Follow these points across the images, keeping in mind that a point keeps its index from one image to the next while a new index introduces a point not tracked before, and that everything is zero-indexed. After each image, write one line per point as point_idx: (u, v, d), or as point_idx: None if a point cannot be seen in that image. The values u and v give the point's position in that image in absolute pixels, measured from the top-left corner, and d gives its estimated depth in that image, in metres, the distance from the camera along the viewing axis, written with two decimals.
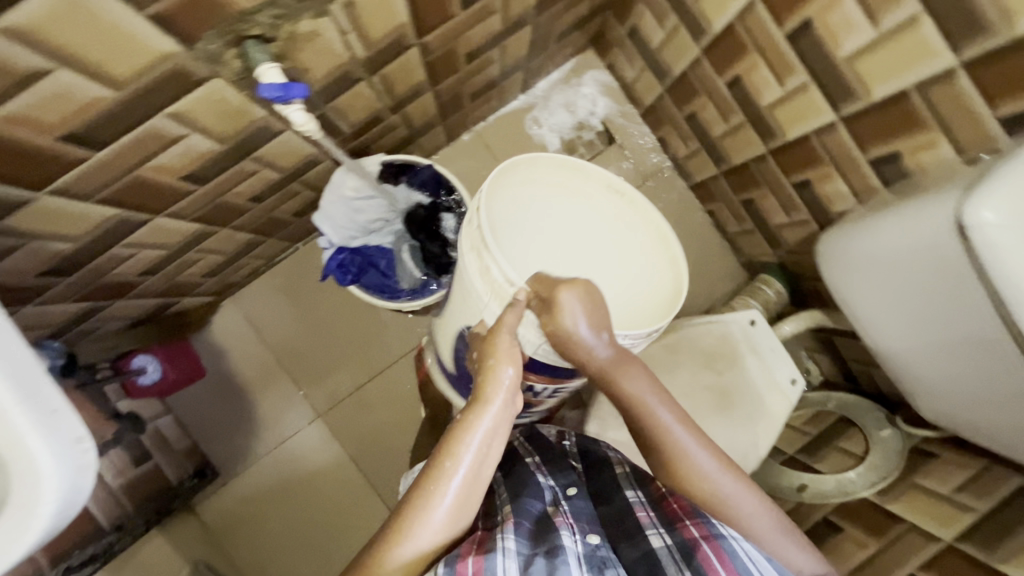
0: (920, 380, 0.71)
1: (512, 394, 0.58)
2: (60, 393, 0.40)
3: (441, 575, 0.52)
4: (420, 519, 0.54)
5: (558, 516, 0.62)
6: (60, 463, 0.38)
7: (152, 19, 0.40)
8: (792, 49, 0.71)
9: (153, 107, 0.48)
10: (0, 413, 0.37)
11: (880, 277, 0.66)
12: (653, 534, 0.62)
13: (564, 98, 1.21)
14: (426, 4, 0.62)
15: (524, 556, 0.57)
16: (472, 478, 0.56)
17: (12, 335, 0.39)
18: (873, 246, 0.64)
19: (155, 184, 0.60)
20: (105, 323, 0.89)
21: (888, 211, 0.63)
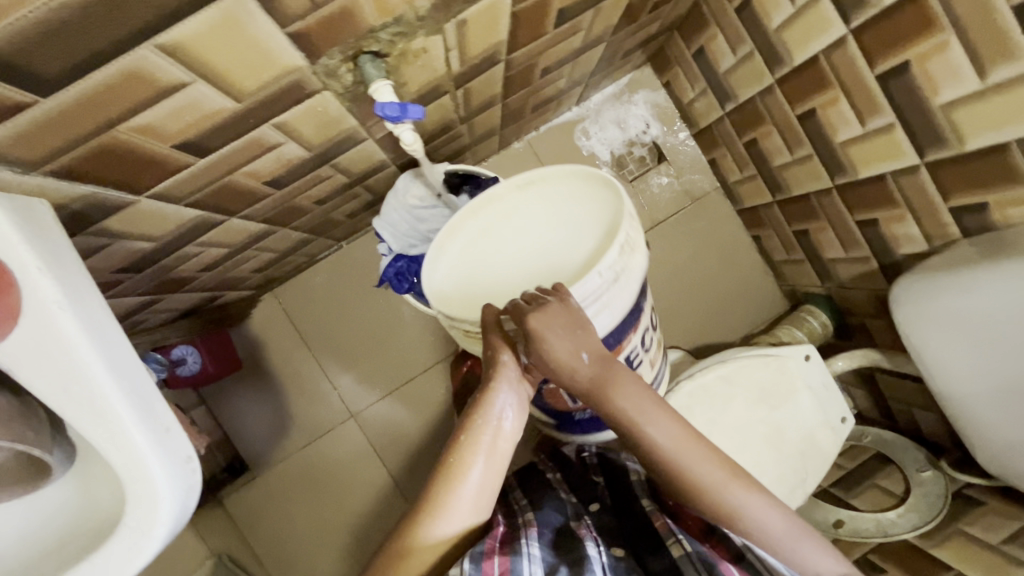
0: (988, 433, 0.72)
1: (514, 389, 0.64)
2: (170, 411, 0.41)
3: (467, 571, 0.55)
4: (435, 516, 0.57)
5: (582, 529, 0.67)
6: (175, 486, 0.39)
7: (291, 36, 0.39)
8: (881, 89, 0.70)
9: (263, 117, 0.47)
10: (119, 435, 0.37)
11: (965, 329, 0.65)
12: (674, 543, 0.63)
13: (614, 115, 1.19)
14: (525, 23, 0.61)
15: (548, 562, 0.61)
16: (487, 470, 0.60)
17: (133, 359, 0.39)
18: (963, 300, 0.64)
19: (241, 188, 0.59)
20: (154, 316, 0.87)
21: (978, 267, 0.63)
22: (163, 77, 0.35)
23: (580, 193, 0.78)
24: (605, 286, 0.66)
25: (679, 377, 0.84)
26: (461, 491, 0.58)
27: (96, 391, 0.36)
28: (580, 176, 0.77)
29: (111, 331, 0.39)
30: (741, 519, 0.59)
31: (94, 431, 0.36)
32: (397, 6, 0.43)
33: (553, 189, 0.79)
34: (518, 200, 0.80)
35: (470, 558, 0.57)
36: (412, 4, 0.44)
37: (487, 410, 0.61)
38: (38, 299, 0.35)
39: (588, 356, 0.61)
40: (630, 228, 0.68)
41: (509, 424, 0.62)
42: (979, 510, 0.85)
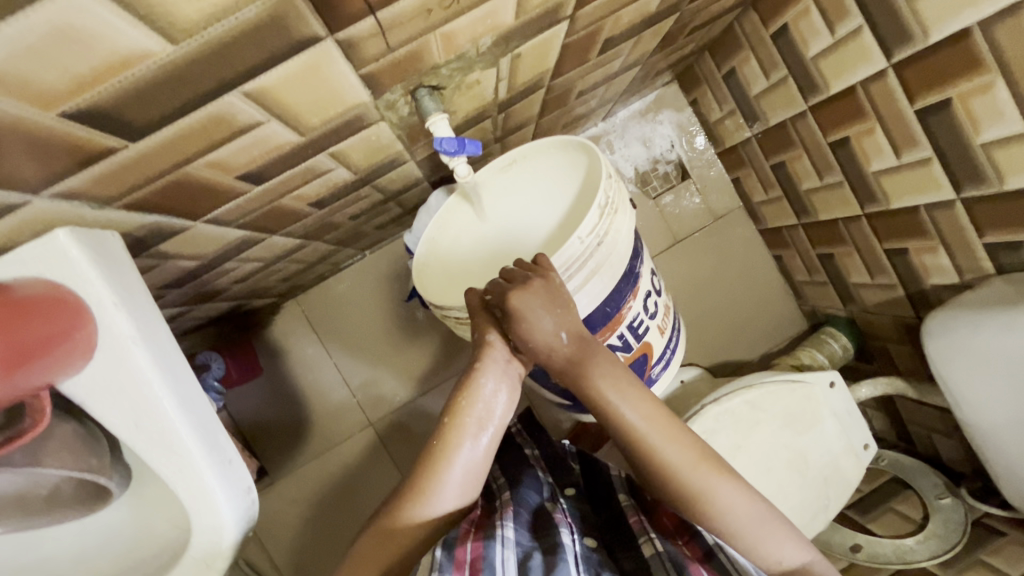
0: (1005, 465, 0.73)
1: (503, 376, 0.62)
2: (233, 444, 0.46)
3: (440, 556, 0.53)
4: (420, 500, 0.56)
5: (557, 512, 0.64)
6: (234, 510, 0.44)
7: (362, 77, 0.39)
8: (920, 124, 0.70)
9: (320, 148, 0.48)
10: (187, 462, 0.42)
11: (1006, 369, 0.65)
12: (646, 542, 0.61)
13: (639, 133, 1.18)
14: (572, 53, 0.61)
15: (522, 546, 0.57)
16: (476, 459, 0.58)
17: (200, 393, 0.45)
18: (1006, 340, 0.64)
19: (286, 209, 0.59)
20: (184, 323, 0.87)
21: (1017, 307, 0.63)
22: (241, 118, 0.36)
23: (562, 164, 0.78)
24: (590, 251, 0.67)
25: (703, 400, 0.83)
26: (447, 474, 0.57)
27: (163, 416, 0.41)
28: (558, 147, 0.77)
29: (177, 363, 0.43)
30: (706, 506, 0.58)
31: (167, 463, 0.41)
32: (463, 44, 0.43)
33: (536, 166, 0.79)
34: (503, 183, 0.80)
35: (443, 545, 0.55)
36: (476, 43, 0.44)
37: (475, 393, 0.60)
38: (114, 334, 0.39)
39: (567, 335, 0.62)
40: (608, 190, 0.68)
41: (498, 406, 0.61)
42: (999, 541, 0.86)
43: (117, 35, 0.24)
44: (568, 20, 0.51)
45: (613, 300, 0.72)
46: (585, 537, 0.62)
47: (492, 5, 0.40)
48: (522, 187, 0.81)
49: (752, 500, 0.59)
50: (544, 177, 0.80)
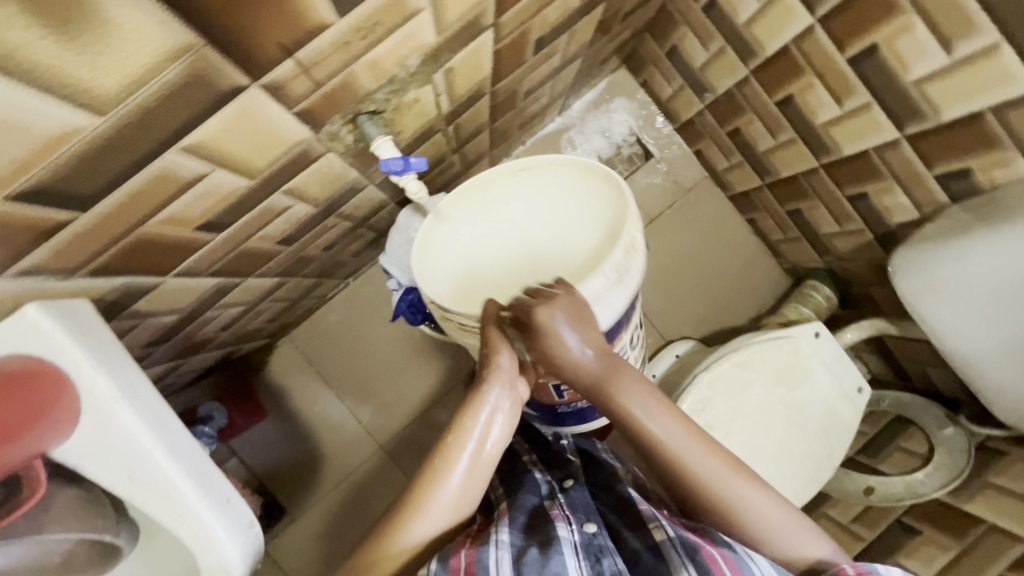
0: (998, 393, 0.75)
1: (510, 383, 0.63)
2: (229, 482, 0.47)
3: (435, 569, 0.55)
4: (418, 512, 0.57)
5: (555, 510, 0.67)
6: (239, 547, 0.45)
7: (297, 114, 0.41)
8: (854, 72, 0.72)
9: (274, 187, 0.50)
10: (187, 507, 0.43)
11: (974, 294, 0.67)
12: (658, 527, 0.63)
13: (597, 124, 1.22)
14: (507, 57, 0.63)
15: (515, 545, 0.60)
16: (472, 469, 0.60)
17: (189, 439, 0.46)
18: (968, 264, 0.66)
19: (256, 251, 0.61)
20: (179, 378, 0.89)
21: (974, 232, 0.65)
22: (185, 173, 0.37)
23: (573, 182, 0.77)
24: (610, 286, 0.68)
25: (695, 371, 0.84)
26: (446, 484, 0.58)
27: (155, 466, 0.42)
28: (579, 167, 0.75)
29: (162, 412, 0.45)
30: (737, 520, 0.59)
31: (162, 510, 0.43)
32: (391, 67, 0.45)
33: (545, 176, 0.78)
34: (501, 183, 0.78)
35: (440, 556, 0.56)
36: (404, 64, 0.46)
37: (480, 400, 0.61)
38: (95, 398, 0.41)
39: (593, 353, 0.61)
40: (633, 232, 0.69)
41: (502, 412, 0.62)
42: (1003, 460, 0.87)
43: (44, 117, 0.26)
44: (492, 28, 0.53)
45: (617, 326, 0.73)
46: (585, 524, 0.66)
47: (410, 26, 0.41)
48: (518, 190, 0.79)
49: (778, 505, 0.60)
50: (548, 188, 0.79)
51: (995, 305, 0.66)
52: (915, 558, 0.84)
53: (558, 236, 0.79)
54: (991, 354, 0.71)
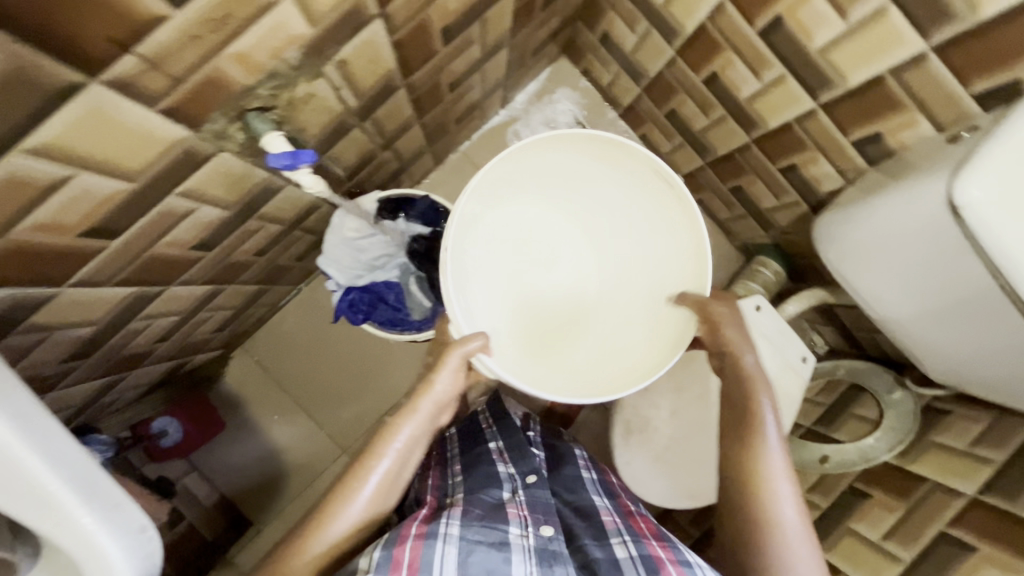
0: (930, 346, 0.75)
1: (437, 410, 0.65)
2: (119, 486, 0.41)
3: (378, 556, 0.56)
4: (342, 500, 0.59)
5: (512, 506, 0.67)
6: (131, 557, 0.41)
7: (161, 113, 0.41)
8: (765, 44, 0.73)
9: (165, 190, 0.49)
10: (65, 517, 0.38)
11: (884, 258, 0.67)
12: (618, 544, 0.66)
13: (541, 115, 1.22)
14: (412, 48, 0.63)
15: (466, 542, 0.59)
16: (393, 480, 0.62)
17: (67, 437, 0.39)
18: (872, 228, 0.65)
19: (168, 258, 0.60)
20: (122, 394, 0.88)
21: (876, 196, 0.64)
22: (42, 177, 0.37)
23: (676, 223, 0.69)
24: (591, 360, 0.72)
25: None
26: (368, 477, 0.60)
27: (27, 474, 0.36)
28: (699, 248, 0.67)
29: (38, 415, 0.37)
30: (776, 533, 0.58)
31: (39, 518, 0.38)
32: (265, 62, 0.44)
33: (677, 209, 0.67)
34: (589, 155, 0.68)
35: (383, 545, 0.57)
36: (281, 58, 0.46)
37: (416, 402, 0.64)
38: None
39: (752, 363, 0.66)
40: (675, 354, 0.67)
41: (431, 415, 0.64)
42: (947, 419, 0.89)
43: None
44: (381, 18, 0.52)
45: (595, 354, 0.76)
46: (542, 527, 0.66)
47: (272, 18, 0.41)
48: (618, 170, 0.69)
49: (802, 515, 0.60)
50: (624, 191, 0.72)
51: (905, 273, 0.66)
52: (864, 521, 0.85)
53: (597, 228, 0.78)
54: (914, 313, 0.70)
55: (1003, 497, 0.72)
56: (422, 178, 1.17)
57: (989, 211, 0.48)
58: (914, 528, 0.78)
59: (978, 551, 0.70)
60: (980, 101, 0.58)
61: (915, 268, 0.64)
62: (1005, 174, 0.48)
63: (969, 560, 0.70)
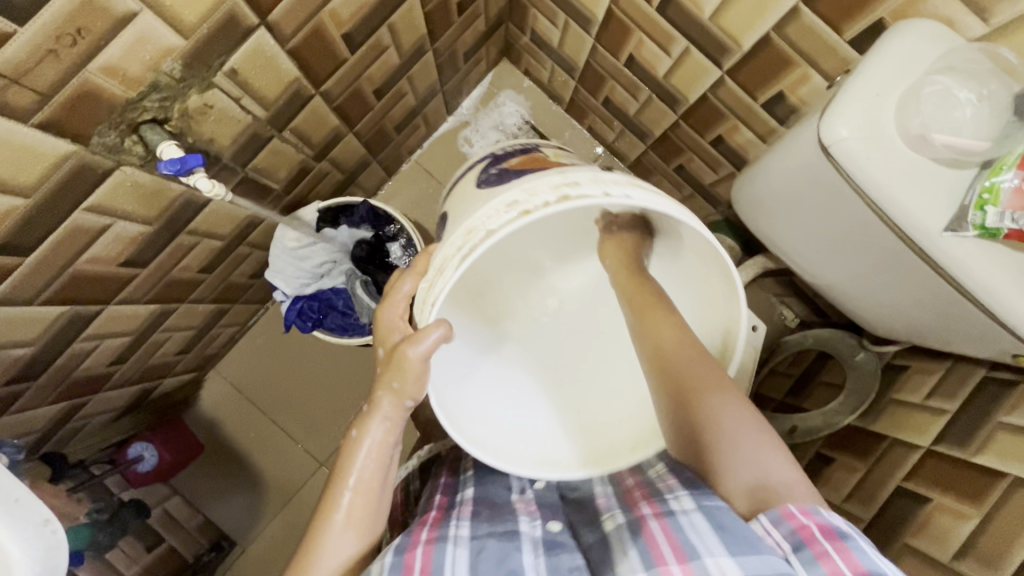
0: (857, 312, 0.75)
1: (389, 452, 0.55)
2: (20, 482, 0.45)
3: (390, 558, 0.49)
4: (332, 513, 0.53)
5: (520, 504, 0.61)
6: (26, 547, 0.44)
7: (38, 127, 0.44)
8: (665, 19, 0.75)
9: (68, 205, 0.52)
10: None
11: (789, 216, 0.68)
12: (609, 520, 0.56)
13: (490, 121, 1.23)
14: (314, 57, 0.66)
15: (477, 539, 0.54)
16: (366, 513, 0.53)
17: None
18: (770, 187, 0.68)
19: (97, 275, 0.63)
20: (91, 419, 0.91)
21: (766, 155, 0.67)
22: None
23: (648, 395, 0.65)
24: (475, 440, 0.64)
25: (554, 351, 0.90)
26: (342, 499, 0.53)
27: None
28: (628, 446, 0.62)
29: None
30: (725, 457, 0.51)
31: None
32: (143, 75, 0.48)
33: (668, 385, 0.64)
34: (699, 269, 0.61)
35: (392, 550, 0.50)
36: (160, 70, 0.49)
37: (376, 399, 0.55)
38: None
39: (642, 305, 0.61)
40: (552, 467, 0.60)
41: (397, 415, 0.55)
42: (906, 375, 0.86)
43: None
44: (264, 27, 0.55)
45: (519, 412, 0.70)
46: (549, 521, 0.59)
47: (135, 30, 0.44)
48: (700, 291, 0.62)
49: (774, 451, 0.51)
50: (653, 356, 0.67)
51: (826, 236, 0.66)
52: (830, 486, 0.84)
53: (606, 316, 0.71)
54: (836, 281, 0.71)
55: (953, 444, 0.70)
56: (375, 189, 1.20)
57: (854, 146, 0.52)
58: (875, 486, 0.77)
59: (931, 502, 0.69)
60: (860, 48, 0.59)
61: (834, 234, 0.64)
62: (859, 108, 0.52)
63: (923, 512, 0.69)
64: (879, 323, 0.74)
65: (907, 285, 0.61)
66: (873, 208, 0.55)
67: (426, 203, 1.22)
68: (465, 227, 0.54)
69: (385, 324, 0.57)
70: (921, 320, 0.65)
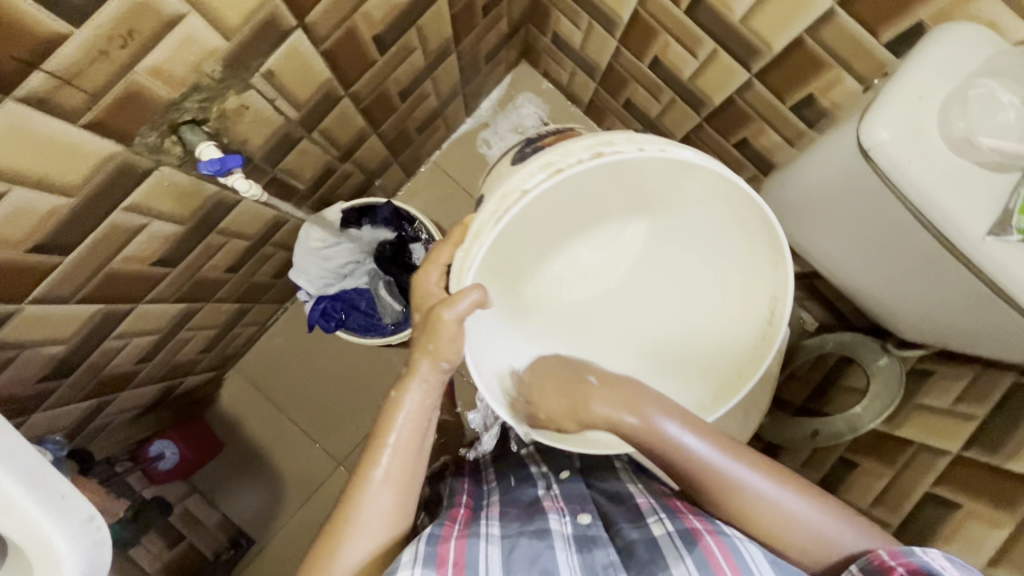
0: (886, 317, 0.75)
1: (426, 418, 0.56)
2: (65, 478, 0.46)
3: (421, 549, 0.49)
4: (369, 472, 0.54)
5: (548, 500, 0.60)
6: (75, 543, 0.45)
7: (86, 128, 0.45)
8: (693, 22, 0.74)
9: (108, 205, 0.53)
10: (13, 508, 0.43)
11: (822, 220, 0.68)
12: (654, 522, 0.55)
13: (508, 122, 1.23)
14: (345, 58, 0.66)
15: (509, 538, 0.53)
16: (402, 477, 0.54)
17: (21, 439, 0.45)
18: (803, 191, 0.68)
19: (131, 274, 0.64)
20: (115, 417, 0.92)
21: (799, 158, 0.67)
22: None
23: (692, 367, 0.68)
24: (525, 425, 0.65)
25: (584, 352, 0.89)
26: (382, 458, 0.54)
27: None
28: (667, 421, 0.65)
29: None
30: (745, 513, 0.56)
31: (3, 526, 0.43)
32: (186, 76, 0.48)
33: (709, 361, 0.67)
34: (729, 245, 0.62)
35: (425, 540, 0.51)
36: (203, 70, 0.49)
37: (416, 362, 0.56)
38: None
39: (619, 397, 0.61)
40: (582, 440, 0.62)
41: (437, 381, 0.56)
42: (932, 380, 0.85)
43: None
44: (301, 29, 0.56)
45: None
46: (578, 515, 0.58)
47: (181, 31, 0.44)
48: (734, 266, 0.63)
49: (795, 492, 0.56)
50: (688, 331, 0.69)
51: (859, 241, 0.66)
52: (856, 491, 0.84)
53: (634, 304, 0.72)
54: (867, 284, 0.71)
55: (984, 450, 0.70)
56: (394, 191, 1.20)
57: (896, 150, 0.52)
58: (903, 492, 0.76)
59: (961, 508, 0.68)
60: (896, 50, 0.59)
61: (869, 239, 0.64)
62: (901, 113, 0.52)
63: (953, 518, 0.69)
64: (908, 328, 0.73)
65: (937, 288, 0.61)
66: (912, 213, 0.55)
67: (444, 204, 1.22)
68: (500, 192, 0.54)
69: (423, 290, 0.58)
70: (952, 324, 0.64)
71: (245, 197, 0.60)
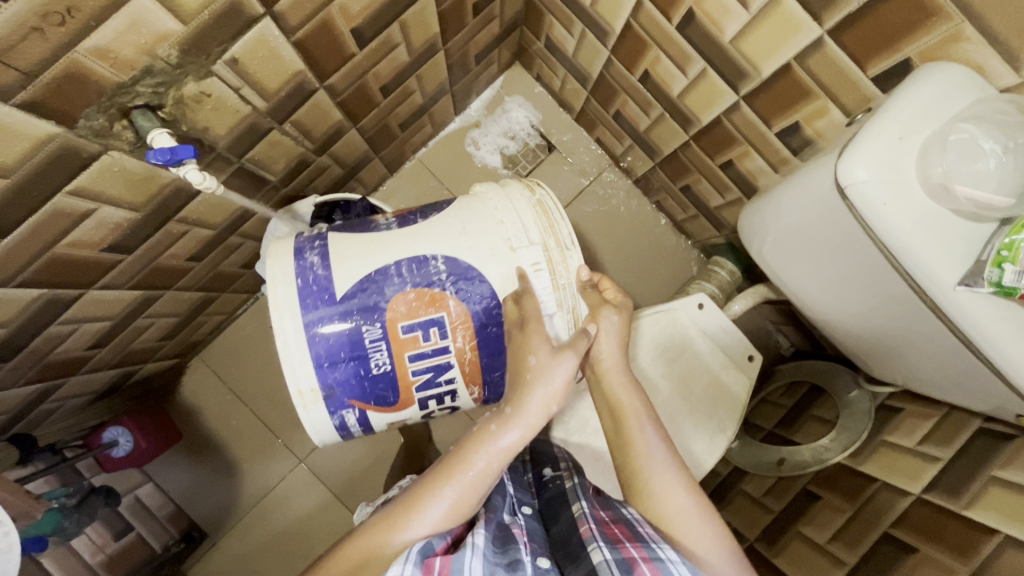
0: (857, 355, 0.74)
1: (501, 465, 0.57)
2: None
3: (412, 552, 0.47)
4: (432, 495, 0.53)
5: (516, 529, 0.55)
6: None
7: (20, 107, 0.42)
8: (683, 38, 0.72)
9: (48, 188, 0.50)
10: None
11: (797, 250, 0.67)
12: (595, 549, 0.52)
13: (498, 126, 1.21)
14: (319, 51, 0.63)
15: (489, 564, 0.49)
16: (459, 506, 0.53)
17: None
18: (783, 220, 0.66)
19: (78, 260, 0.61)
20: (64, 401, 0.88)
21: (782, 184, 0.65)
22: None
23: None
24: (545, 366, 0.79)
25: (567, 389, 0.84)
26: (450, 488, 0.54)
27: None
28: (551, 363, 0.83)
29: None
30: (673, 525, 0.56)
31: None
32: (135, 59, 0.45)
33: None
34: None
35: (417, 550, 0.48)
36: (155, 54, 0.46)
37: (523, 404, 0.60)
38: None
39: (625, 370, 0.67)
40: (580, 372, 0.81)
41: (537, 424, 0.60)
42: (899, 417, 0.84)
43: None
44: (269, 17, 0.53)
45: (423, 385, 0.73)
46: (538, 557, 0.52)
47: (129, 12, 0.42)
48: None
49: (718, 527, 0.57)
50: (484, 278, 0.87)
51: (830, 275, 0.65)
52: (814, 525, 0.83)
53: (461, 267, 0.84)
54: (837, 319, 0.70)
55: (945, 494, 0.69)
56: (376, 186, 1.18)
57: (871, 190, 0.51)
58: (862, 530, 0.76)
59: (917, 552, 0.68)
60: (882, 85, 0.57)
61: (841, 275, 0.63)
62: (882, 153, 0.51)
63: (909, 561, 0.68)
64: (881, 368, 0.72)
65: (923, 346, 0.60)
66: (884, 249, 0.54)
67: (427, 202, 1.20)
68: (525, 209, 0.75)
69: (532, 340, 0.64)
70: (938, 383, 0.63)
71: (197, 188, 0.58)
